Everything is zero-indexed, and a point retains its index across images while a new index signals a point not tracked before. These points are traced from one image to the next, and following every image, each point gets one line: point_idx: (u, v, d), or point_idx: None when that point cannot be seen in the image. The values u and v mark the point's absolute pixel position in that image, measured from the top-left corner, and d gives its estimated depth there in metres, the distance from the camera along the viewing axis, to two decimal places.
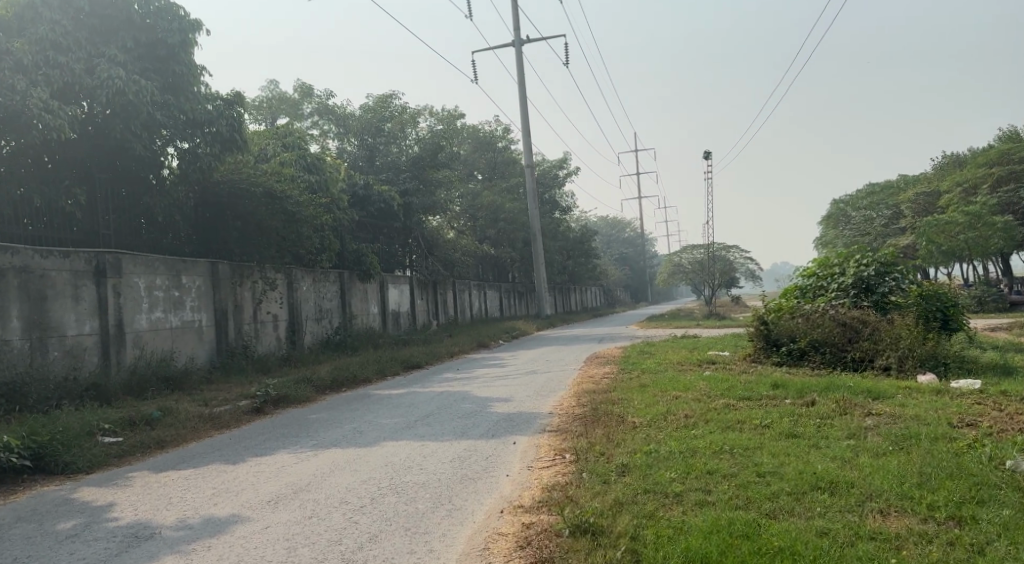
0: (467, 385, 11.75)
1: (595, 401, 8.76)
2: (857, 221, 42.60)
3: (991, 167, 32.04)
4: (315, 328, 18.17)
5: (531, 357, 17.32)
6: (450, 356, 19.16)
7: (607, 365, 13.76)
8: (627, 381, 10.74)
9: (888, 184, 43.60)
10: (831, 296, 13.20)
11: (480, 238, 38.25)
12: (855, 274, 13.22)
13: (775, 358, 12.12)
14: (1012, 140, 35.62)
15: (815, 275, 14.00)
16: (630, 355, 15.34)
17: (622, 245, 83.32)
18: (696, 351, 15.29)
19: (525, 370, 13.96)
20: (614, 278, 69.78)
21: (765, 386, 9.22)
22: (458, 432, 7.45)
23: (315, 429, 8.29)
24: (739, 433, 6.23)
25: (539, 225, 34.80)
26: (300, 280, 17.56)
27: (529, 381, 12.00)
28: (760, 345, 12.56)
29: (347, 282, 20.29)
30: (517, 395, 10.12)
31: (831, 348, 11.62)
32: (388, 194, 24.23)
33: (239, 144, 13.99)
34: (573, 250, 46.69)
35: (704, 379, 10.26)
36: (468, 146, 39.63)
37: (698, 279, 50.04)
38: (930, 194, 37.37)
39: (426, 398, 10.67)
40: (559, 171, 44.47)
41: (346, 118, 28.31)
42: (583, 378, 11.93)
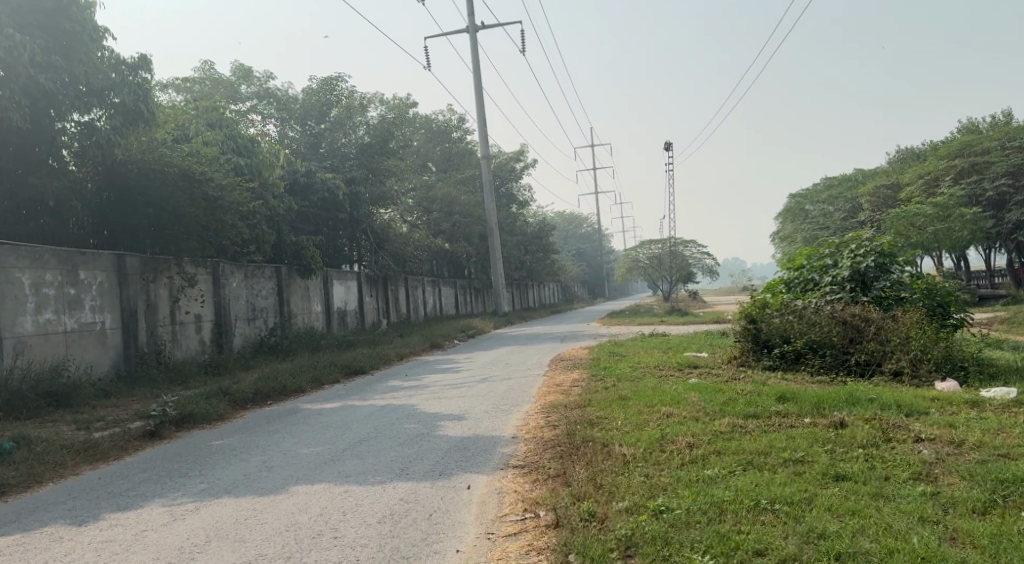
0: (414, 397, 10.00)
1: (570, 422, 7.09)
2: (815, 214, 41.78)
3: (953, 160, 31.24)
4: (245, 328, 16.25)
5: (489, 360, 15.63)
6: (400, 360, 17.35)
7: (575, 369, 12.11)
8: (601, 391, 9.13)
9: (848, 178, 42.93)
10: (825, 291, 11.75)
11: (434, 232, 36.41)
12: (851, 264, 11.78)
13: (766, 362, 10.62)
14: (972, 132, 34.98)
15: (804, 267, 12.52)
16: (600, 357, 13.70)
17: (578, 240, 82.01)
18: (671, 352, 13.78)
19: (483, 377, 12.24)
20: (571, 274, 68.42)
21: (770, 399, 7.68)
22: (394, 469, 5.74)
23: (214, 463, 6.51)
24: (770, 474, 4.68)
25: (496, 218, 33.11)
26: (227, 275, 15.62)
27: (486, 392, 10.29)
28: (747, 346, 11.05)
29: (284, 278, 18.37)
30: (473, 411, 8.41)
31: (831, 350, 10.16)
32: (333, 181, 22.30)
33: (147, 118, 11.95)
34: (530, 245, 45.11)
35: (692, 389, 8.68)
36: (421, 136, 37.74)
37: (656, 274, 48.83)
38: (890, 187, 36.64)
39: (363, 414, 8.91)
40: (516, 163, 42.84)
41: (286, 101, 26.32)
42: (550, 386, 10.26)
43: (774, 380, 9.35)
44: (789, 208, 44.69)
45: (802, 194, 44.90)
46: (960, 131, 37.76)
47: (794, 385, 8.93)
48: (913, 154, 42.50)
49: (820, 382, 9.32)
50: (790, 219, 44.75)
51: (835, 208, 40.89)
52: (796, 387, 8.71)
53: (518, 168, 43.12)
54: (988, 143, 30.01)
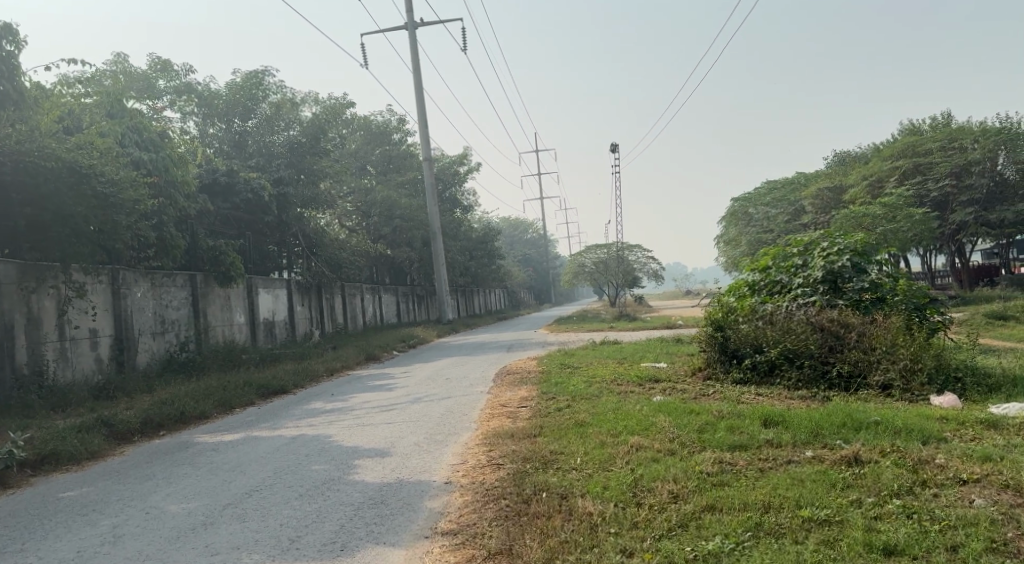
0: (334, 424, 8.54)
1: (518, 462, 5.65)
2: (759, 217, 41.24)
3: (897, 160, 30.64)
4: (152, 343, 15.00)
5: (429, 373, 14.17)
6: (330, 375, 15.75)
7: (522, 386, 10.68)
8: (553, 415, 7.72)
9: (792, 181, 42.50)
10: (795, 293, 10.54)
11: (374, 237, 34.67)
12: (824, 264, 10.58)
13: (736, 374, 9.38)
14: (915, 133, 34.58)
15: (770, 269, 11.30)
16: (550, 370, 12.32)
17: (523, 246, 80.91)
18: (627, 364, 12.51)
19: (418, 395, 10.81)
20: (516, 280, 67.18)
21: (754, 422, 6.43)
22: (279, 544, 4.32)
23: (49, 530, 4.98)
24: (794, 554, 3.50)
25: (438, 222, 31.57)
26: (131, 286, 14.42)
27: (419, 415, 8.85)
28: (713, 356, 9.80)
29: (200, 286, 17.03)
30: (399, 444, 6.97)
31: (810, 360, 8.93)
32: (257, 181, 20.74)
33: (16, 102, 10.25)
34: (475, 251, 43.64)
35: (660, 411, 7.33)
36: (358, 138, 35.99)
37: (602, 279, 47.93)
38: (834, 189, 36.16)
39: (267, 449, 7.42)
40: (458, 167, 41.40)
41: (208, 97, 24.60)
42: (494, 409, 8.81)
43: (751, 398, 8.09)
44: (733, 212, 44.12)
45: (746, 197, 44.39)
46: (901, 132, 37.61)
47: (775, 404, 7.70)
48: (855, 157, 42.37)
49: (802, 399, 8.12)
50: (735, 222, 44.19)
51: (779, 211, 40.42)
52: (778, 406, 7.47)
53: (461, 172, 41.69)
54: (930, 144, 29.67)
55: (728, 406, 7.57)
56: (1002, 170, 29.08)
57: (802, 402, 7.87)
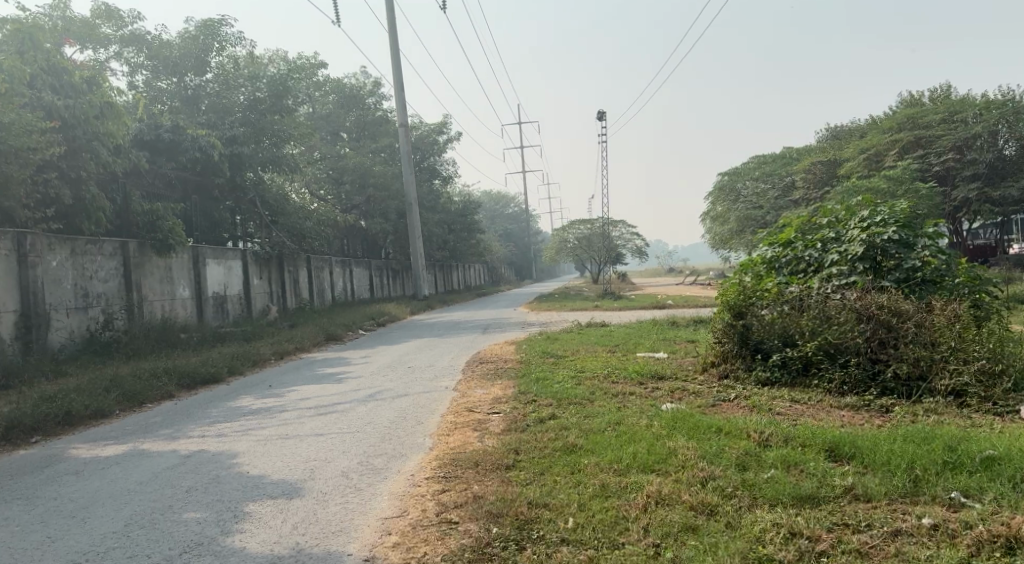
0: (250, 435, 6.66)
1: (484, 526, 3.84)
2: (749, 193, 39.36)
3: (896, 132, 28.53)
4: (70, 320, 13.01)
5: (390, 360, 12.20)
6: (279, 359, 13.76)
7: (496, 382, 8.74)
8: (530, 433, 5.78)
9: (783, 155, 40.52)
10: (828, 272, 8.59)
11: (345, 207, 32.50)
12: (863, 238, 8.59)
13: (760, 373, 7.51)
14: (915, 105, 32.42)
15: (794, 244, 9.33)
16: (532, 360, 10.36)
17: (505, 220, 78.75)
18: (621, 354, 10.59)
19: (368, 391, 8.88)
20: (498, 256, 65.20)
21: (814, 456, 4.57)
22: None
23: None
24: None
25: (413, 192, 29.37)
26: (41, 254, 12.43)
27: (363, 423, 6.95)
28: (731, 349, 7.92)
29: (132, 255, 15.04)
30: (320, 476, 5.08)
31: (856, 358, 7.08)
32: (206, 138, 18.73)
33: None
34: (454, 224, 41.59)
35: (678, 429, 5.43)
36: (328, 101, 33.59)
37: (586, 255, 46.07)
38: (827, 163, 33.69)
39: (145, 474, 5.55)
40: (437, 136, 39.21)
41: (157, 47, 22.30)
42: (460, 417, 6.86)
43: (793, 411, 6.21)
44: (721, 187, 42.16)
45: (735, 172, 42.46)
46: (899, 104, 35.58)
47: (826, 421, 5.83)
48: (850, 131, 40.36)
49: (857, 411, 6.27)
50: (722, 198, 42.23)
51: (769, 186, 38.46)
52: (834, 424, 5.62)
53: (440, 141, 39.51)
54: (932, 116, 27.56)
55: (769, 421, 5.70)
56: (1006, 146, 27.18)
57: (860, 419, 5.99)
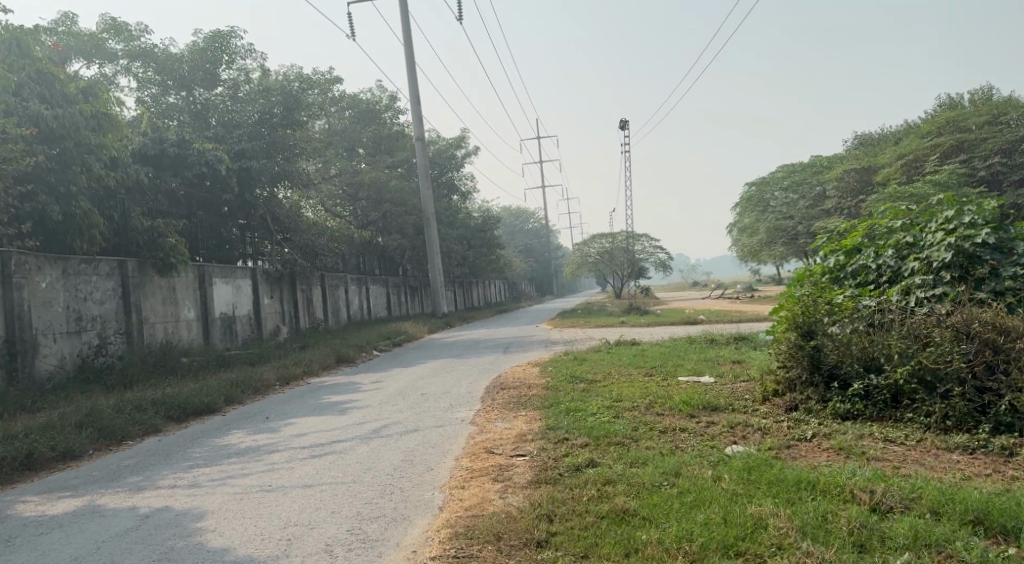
0: (230, 486, 5.56)
1: None
2: (777, 203, 37.91)
3: (936, 136, 26.78)
4: (60, 345, 12.02)
5: (404, 385, 11.05)
6: (285, 384, 12.70)
7: (521, 414, 7.60)
8: (569, 487, 4.66)
9: (813, 164, 39.04)
10: (907, 284, 7.41)
11: (361, 224, 31.55)
12: (948, 244, 7.37)
13: (838, 404, 6.36)
14: (954, 109, 30.71)
15: (862, 253, 8.15)
16: (561, 387, 9.19)
17: (525, 236, 77.63)
18: (661, 377, 9.36)
19: (375, 425, 7.73)
20: (518, 271, 63.99)
21: (959, 530, 3.57)
22: None
23: None
24: None
25: (432, 207, 28.39)
26: (29, 274, 11.47)
27: (363, 468, 5.82)
28: (801, 375, 6.77)
29: (132, 275, 14.07)
30: (298, 553, 3.96)
31: (960, 387, 5.89)
32: (214, 152, 17.78)
33: None
34: (473, 240, 40.51)
35: (762, 483, 4.32)
36: (345, 116, 32.72)
37: (608, 269, 44.81)
38: (860, 171, 31.95)
39: (89, 544, 4.46)
40: (456, 151, 38.29)
41: (166, 61, 21.31)
42: (480, 462, 5.71)
43: (897, 458, 5.06)
44: (748, 198, 40.80)
45: (762, 182, 41.06)
46: (933, 109, 34.05)
47: (943, 473, 4.69)
48: (882, 138, 38.83)
49: (975, 457, 5.10)
50: (749, 209, 40.83)
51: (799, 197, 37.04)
52: (958, 479, 4.46)
53: (458, 156, 38.57)
54: (974, 119, 26.04)
55: (876, 474, 4.54)
56: None
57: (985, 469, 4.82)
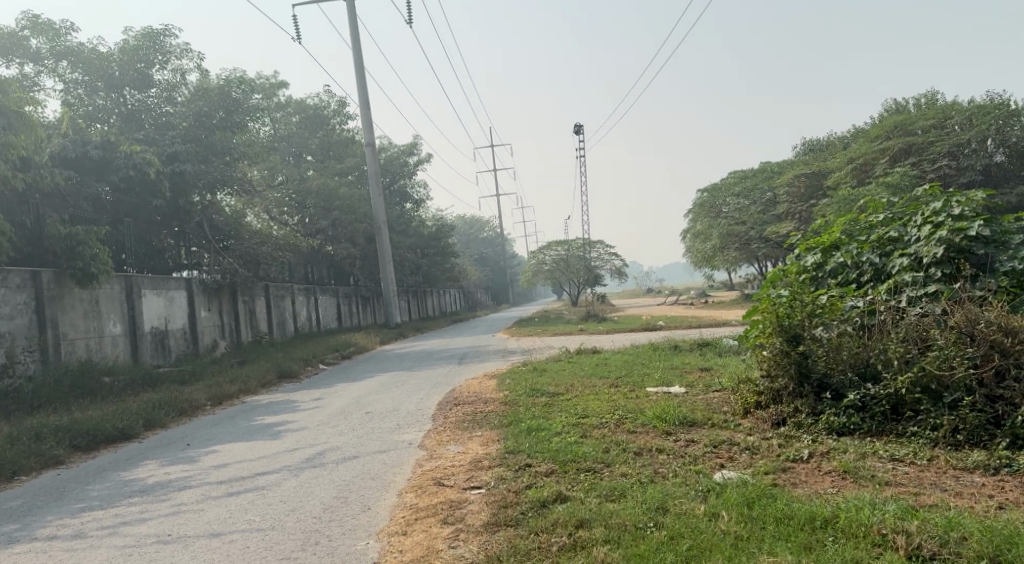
0: (117, 537, 4.59)
1: None
2: (730, 209, 37.60)
3: (885, 140, 26.01)
4: None
5: (347, 403, 10.08)
6: (218, 403, 11.63)
7: (475, 435, 6.72)
8: (533, 533, 3.86)
9: (765, 169, 38.80)
10: (895, 282, 6.72)
11: (309, 232, 30.36)
12: (938, 238, 6.70)
13: (832, 417, 5.65)
14: (903, 112, 30.34)
15: (840, 252, 7.45)
16: (519, 402, 8.33)
17: (480, 245, 76.84)
18: (628, 389, 8.55)
19: (308, 451, 6.78)
20: (474, 280, 63.17)
21: None
22: None
23: None
24: None
25: (383, 213, 27.37)
26: None
27: (282, 509, 4.88)
28: (787, 386, 6.05)
29: (47, 287, 12.87)
30: None
31: (970, 396, 5.20)
32: (141, 155, 16.49)
33: None
34: (428, 248, 39.50)
35: (769, 524, 3.66)
36: (291, 122, 31.55)
37: (563, 276, 44.20)
38: (812, 175, 31.62)
39: None
40: (408, 158, 37.33)
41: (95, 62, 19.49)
42: (423, 499, 4.81)
43: (914, 483, 4.35)
44: (701, 204, 40.48)
45: (715, 188, 40.81)
46: (882, 112, 33.97)
47: (973, 506, 4.00)
48: (832, 143, 38.75)
49: (1002, 479, 4.42)
50: (703, 215, 40.48)
51: (751, 202, 36.82)
52: (996, 516, 3.74)
53: (410, 163, 37.61)
54: (922, 122, 25.22)
55: (902, 510, 3.80)
56: (994, 154, 24.50)
57: (1018, 497, 4.15)
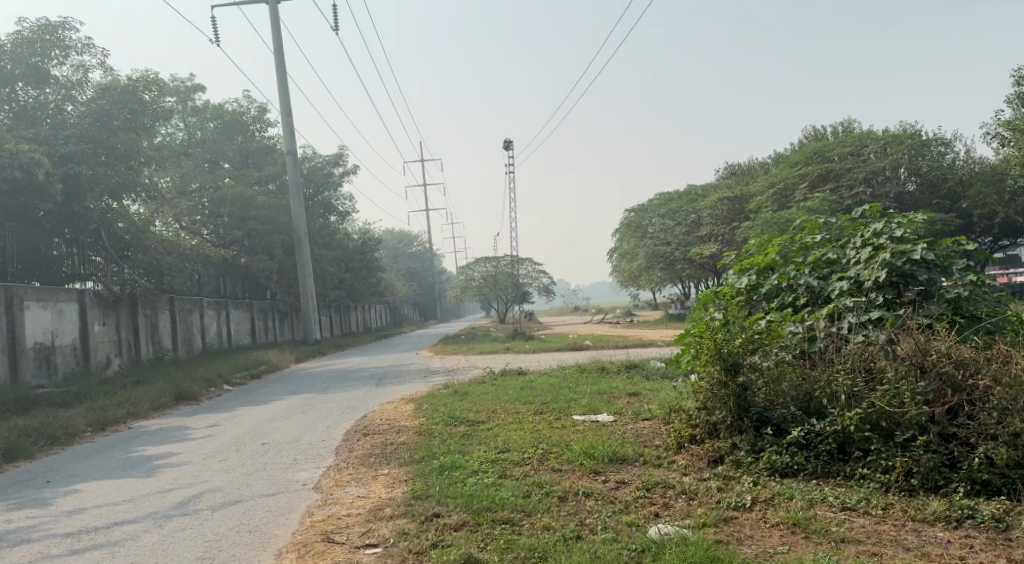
0: None
1: None
2: (656, 229, 37.61)
3: (805, 166, 26.10)
4: None
5: (245, 430, 9.14)
6: (101, 429, 10.50)
7: (378, 475, 5.90)
8: None
9: (690, 191, 39.01)
10: (835, 306, 6.21)
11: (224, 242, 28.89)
12: (878, 259, 6.23)
13: (774, 456, 5.08)
14: (823, 139, 30.74)
15: (776, 272, 6.91)
16: (433, 432, 7.55)
17: (408, 259, 75.56)
18: (552, 418, 7.87)
19: (184, 493, 5.89)
20: (400, 295, 61.91)
21: None
22: None
23: None
24: None
25: (304, 225, 26.19)
26: None
27: None
28: (725, 420, 5.47)
29: None
30: None
31: (922, 435, 4.71)
32: (30, 154, 15.12)
33: None
34: (351, 261, 38.30)
35: None
36: (208, 128, 30.04)
37: (490, 293, 43.55)
38: (735, 198, 31.76)
39: None
40: (332, 169, 36.13)
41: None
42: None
43: (876, 540, 3.81)
44: (628, 223, 40.45)
45: (641, 208, 40.83)
46: (803, 137, 34.41)
47: None
48: (755, 166, 39.21)
49: (967, 534, 3.92)
50: (630, 234, 40.42)
51: (676, 223, 36.90)
52: None
53: (335, 175, 36.41)
54: (838, 149, 25.30)
55: None
56: (906, 180, 25.08)
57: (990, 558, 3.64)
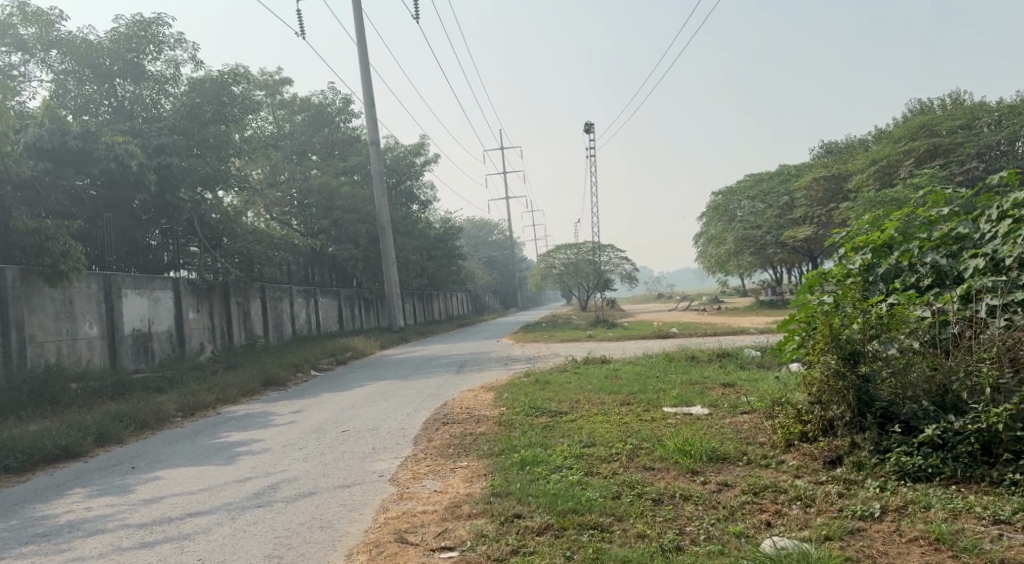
0: None
1: None
2: (745, 213, 36.28)
3: (911, 142, 24.51)
4: None
5: (327, 418, 8.99)
6: (190, 415, 10.59)
7: (458, 468, 5.57)
8: None
9: (781, 172, 37.46)
10: (968, 287, 5.50)
11: (310, 232, 29.32)
12: (1018, 234, 5.48)
13: (904, 457, 4.50)
14: (928, 113, 28.88)
15: (895, 250, 6.20)
16: (515, 423, 7.18)
17: (490, 248, 75.63)
18: (643, 410, 7.38)
19: (260, 482, 5.70)
20: (483, 283, 61.99)
21: None
22: None
23: None
24: None
25: (386, 213, 26.28)
26: None
27: None
28: (843, 416, 4.90)
29: (12, 286, 11.80)
30: None
31: None
32: (124, 146, 15.46)
33: None
34: (434, 250, 38.42)
35: None
36: (294, 119, 30.50)
37: (572, 281, 43.05)
38: (831, 178, 30.22)
39: None
40: (415, 158, 36.25)
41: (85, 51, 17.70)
42: None
43: None
44: (715, 207, 39.18)
45: (729, 192, 39.49)
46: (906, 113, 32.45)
47: None
48: (852, 145, 37.29)
49: None
50: (717, 218, 39.17)
51: (767, 206, 35.48)
52: None
53: (417, 164, 36.52)
54: (948, 123, 23.59)
55: None
56: None
57: None
